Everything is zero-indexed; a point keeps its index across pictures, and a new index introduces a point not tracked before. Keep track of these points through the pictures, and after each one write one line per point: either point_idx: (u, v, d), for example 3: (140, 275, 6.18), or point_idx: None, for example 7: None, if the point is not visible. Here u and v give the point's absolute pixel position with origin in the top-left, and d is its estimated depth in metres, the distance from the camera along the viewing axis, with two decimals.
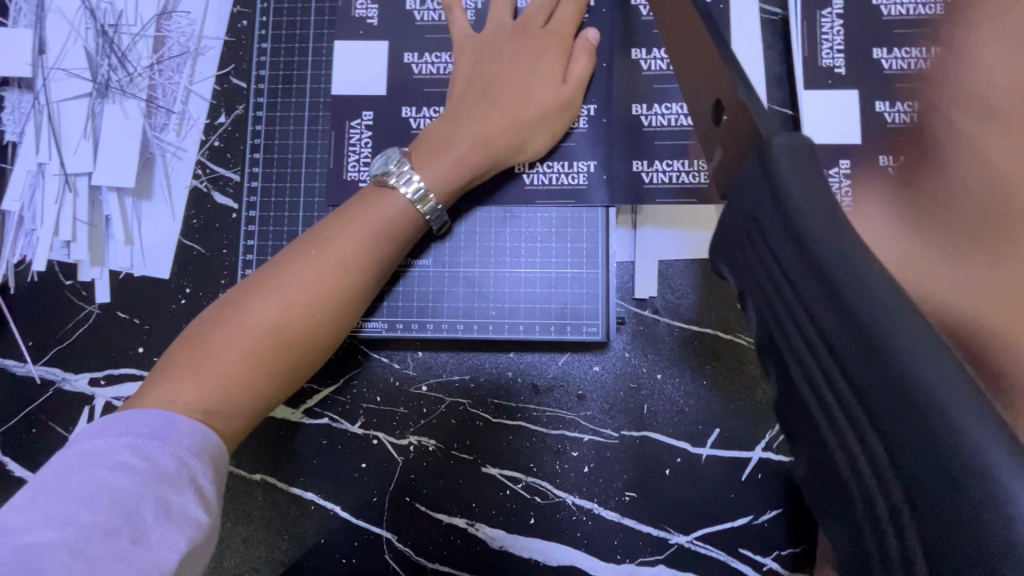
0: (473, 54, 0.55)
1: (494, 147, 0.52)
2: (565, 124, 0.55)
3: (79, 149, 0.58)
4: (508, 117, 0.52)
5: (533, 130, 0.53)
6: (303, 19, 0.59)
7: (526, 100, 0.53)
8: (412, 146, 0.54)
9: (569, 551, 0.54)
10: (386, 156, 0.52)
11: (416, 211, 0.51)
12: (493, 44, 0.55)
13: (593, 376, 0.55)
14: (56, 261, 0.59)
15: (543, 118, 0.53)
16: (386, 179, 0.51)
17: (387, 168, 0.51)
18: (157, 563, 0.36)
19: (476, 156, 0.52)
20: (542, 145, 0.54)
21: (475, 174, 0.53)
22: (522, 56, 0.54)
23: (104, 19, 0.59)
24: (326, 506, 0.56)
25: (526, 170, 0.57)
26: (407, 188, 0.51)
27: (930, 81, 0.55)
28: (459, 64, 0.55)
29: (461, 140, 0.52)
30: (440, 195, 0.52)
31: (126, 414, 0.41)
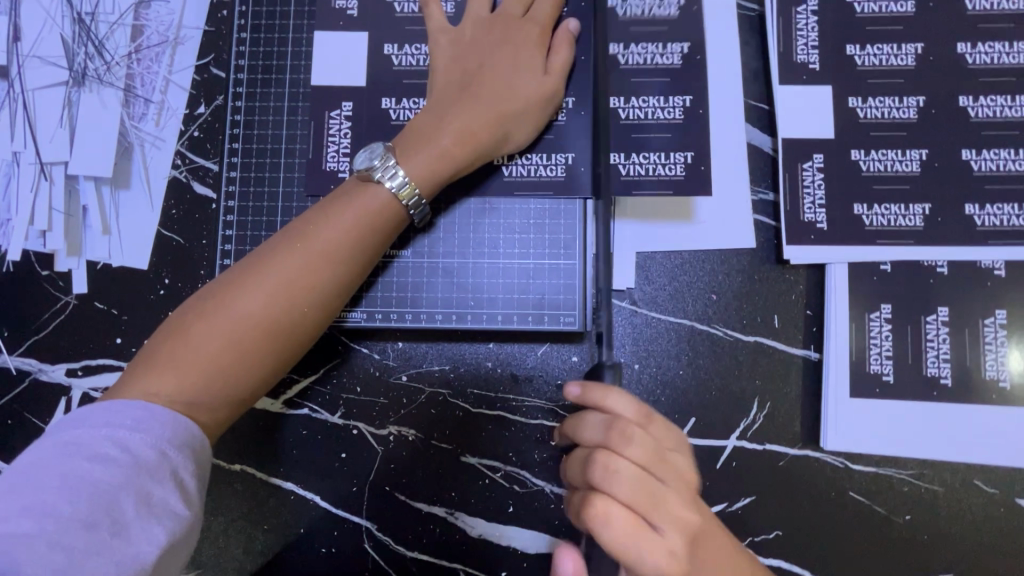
0: (453, 46, 0.55)
1: (475, 140, 0.52)
2: (545, 115, 0.55)
3: (56, 139, 0.57)
4: (488, 109, 0.53)
5: (512, 122, 0.54)
6: (282, 9, 0.59)
7: (506, 92, 0.53)
8: (395, 139, 0.54)
9: (548, 538, 0.55)
10: (369, 150, 0.52)
11: (401, 205, 0.51)
12: (473, 36, 0.55)
13: (570, 366, 0.56)
14: (32, 251, 0.58)
15: (524, 111, 0.54)
16: (370, 174, 0.51)
17: (371, 163, 0.51)
18: (135, 556, 0.37)
19: (459, 150, 0.52)
20: (523, 138, 0.55)
21: (458, 167, 0.53)
22: (502, 48, 0.54)
23: (81, 7, 0.59)
24: (306, 496, 0.56)
25: (505, 162, 0.57)
26: (392, 182, 0.50)
27: (901, 77, 0.56)
28: (439, 56, 0.55)
29: (443, 132, 0.52)
30: (424, 188, 0.52)
31: (106, 405, 0.41)
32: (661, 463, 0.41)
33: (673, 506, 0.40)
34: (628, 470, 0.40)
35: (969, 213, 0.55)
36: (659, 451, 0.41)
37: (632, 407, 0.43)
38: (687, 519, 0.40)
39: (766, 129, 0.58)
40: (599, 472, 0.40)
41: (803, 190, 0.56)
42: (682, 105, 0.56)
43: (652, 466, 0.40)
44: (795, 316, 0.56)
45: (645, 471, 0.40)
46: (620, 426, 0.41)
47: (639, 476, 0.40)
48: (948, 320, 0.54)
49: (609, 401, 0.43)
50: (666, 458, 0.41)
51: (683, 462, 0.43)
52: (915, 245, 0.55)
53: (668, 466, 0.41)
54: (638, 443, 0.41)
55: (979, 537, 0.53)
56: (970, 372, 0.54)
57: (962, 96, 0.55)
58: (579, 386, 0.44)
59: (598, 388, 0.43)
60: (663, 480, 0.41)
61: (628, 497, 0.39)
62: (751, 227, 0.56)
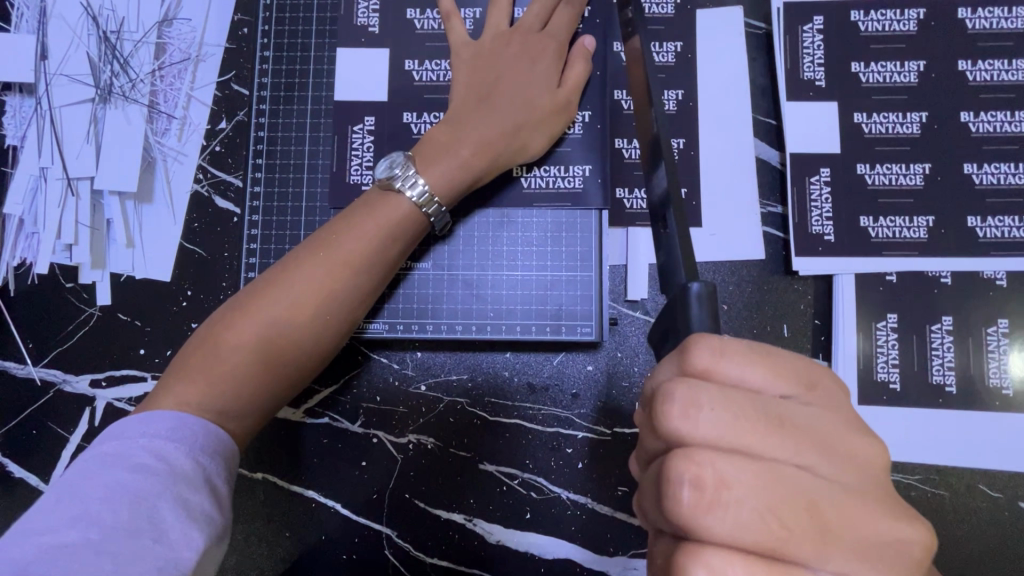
0: (472, 63, 0.57)
1: (494, 150, 0.54)
2: (561, 129, 0.57)
3: (82, 154, 0.59)
4: (506, 122, 0.54)
5: (529, 135, 0.55)
6: (304, 27, 0.60)
7: (524, 106, 0.55)
8: (415, 150, 0.55)
9: (564, 544, 0.56)
10: (390, 160, 0.53)
11: (419, 211, 0.53)
12: (491, 52, 0.56)
13: (586, 375, 0.58)
14: (58, 264, 0.60)
15: (540, 121, 0.55)
16: (391, 183, 0.52)
17: (391, 172, 0.52)
18: (175, 560, 0.37)
19: (478, 160, 0.54)
20: (540, 148, 0.56)
21: (475, 178, 0.54)
22: (520, 62, 0.55)
23: (106, 26, 0.61)
24: (328, 504, 0.57)
25: (524, 175, 0.59)
26: (412, 191, 0.52)
27: (904, 93, 0.58)
28: (458, 72, 0.57)
29: (463, 144, 0.53)
30: (444, 198, 0.54)
31: (141, 416, 0.43)
32: (783, 431, 0.28)
33: (847, 518, 0.27)
34: (745, 490, 0.27)
35: (971, 225, 0.56)
36: (769, 421, 0.28)
37: (754, 367, 0.29)
38: (874, 529, 0.27)
39: (775, 143, 0.59)
40: (690, 497, 0.27)
41: (811, 203, 0.58)
42: (678, 147, 0.59)
43: (763, 453, 0.28)
44: (804, 326, 0.57)
45: (773, 485, 0.27)
46: (730, 412, 0.28)
47: (765, 491, 0.27)
48: (951, 329, 0.56)
49: (727, 372, 0.29)
50: (794, 425, 0.28)
51: (824, 421, 0.29)
52: (920, 256, 0.56)
53: (797, 436, 0.28)
54: (734, 435, 0.28)
55: (985, 540, 0.54)
56: (974, 379, 0.55)
57: (964, 112, 0.57)
58: (680, 348, 0.29)
59: (709, 347, 0.29)
60: (817, 483, 0.27)
61: (750, 536, 0.26)
62: (761, 238, 0.58)
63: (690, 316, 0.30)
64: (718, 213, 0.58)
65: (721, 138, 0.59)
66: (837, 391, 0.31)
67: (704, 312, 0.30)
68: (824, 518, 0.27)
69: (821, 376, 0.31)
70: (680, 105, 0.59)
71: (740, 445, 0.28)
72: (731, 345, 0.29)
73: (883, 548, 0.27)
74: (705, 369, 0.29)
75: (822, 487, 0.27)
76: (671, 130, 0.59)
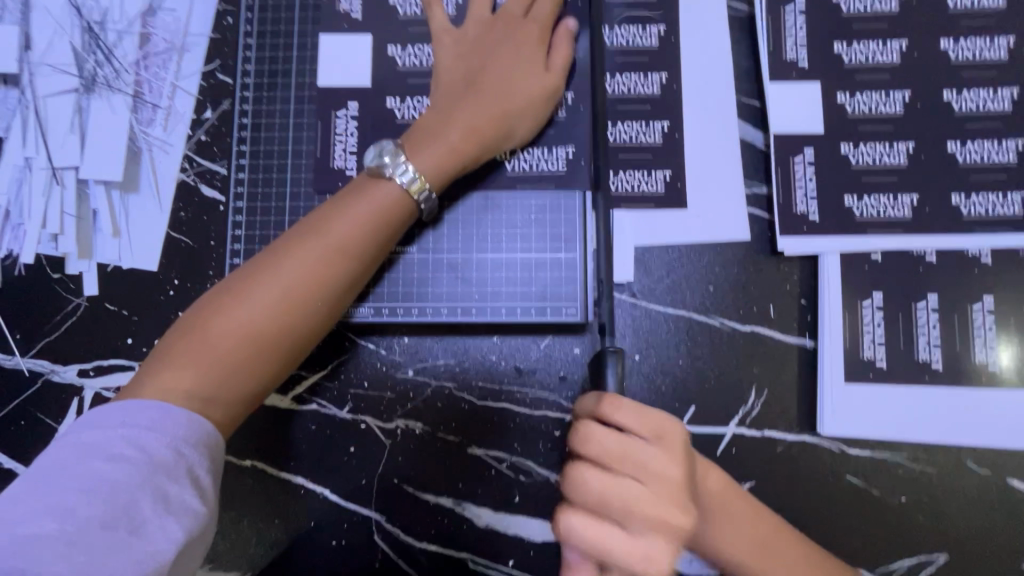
0: (455, 48, 0.57)
1: (482, 136, 0.54)
2: (546, 114, 0.57)
3: (67, 144, 0.59)
4: (496, 107, 0.54)
5: (518, 120, 0.56)
6: (287, 15, 0.61)
7: (509, 91, 0.55)
8: (403, 136, 0.55)
9: (553, 527, 0.56)
10: (378, 147, 0.53)
11: (410, 198, 0.52)
12: (474, 37, 0.57)
13: (573, 358, 0.58)
14: (44, 254, 0.60)
15: (527, 107, 0.55)
16: (381, 170, 0.52)
17: (381, 159, 0.52)
18: (152, 554, 0.38)
19: (466, 146, 0.54)
20: (525, 134, 0.57)
21: (465, 163, 0.54)
22: (505, 47, 0.56)
23: (90, 16, 0.61)
24: (317, 490, 0.57)
25: (508, 158, 0.59)
26: (403, 177, 0.52)
27: (887, 73, 0.58)
28: (442, 57, 0.57)
29: (451, 130, 0.53)
30: (434, 183, 0.53)
31: (123, 404, 0.42)
32: (633, 460, 0.41)
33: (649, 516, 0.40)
34: (594, 489, 0.41)
35: (955, 203, 0.56)
36: (625, 450, 0.41)
37: (637, 418, 0.42)
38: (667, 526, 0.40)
39: (759, 124, 0.59)
40: (562, 483, 0.43)
41: (795, 183, 0.58)
42: (662, 129, 0.59)
43: (617, 471, 0.41)
44: (790, 306, 0.57)
45: (613, 492, 0.40)
46: (604, 442, 0.41)
47: (606, 490, 0.40)
48: (937, 306, 0.56)
49: (614, 415, 0.42)
50: (642, 459, 0.41)
51: (665, 457, 0.41)
52: (904, 234, 0.57)
53: (639, 465, 0.41)
54: (603, 454, 0.41)
55: (973, 517, 0.55)
56: (961, 356, 0.55)
57: (946, 90, 0.57)
58: (596, 395, 0.43)
59: (607, 395, 0.43)
60: (639, 492, 0.40)
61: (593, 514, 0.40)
62: (746, 219, 0.58)
63: None
64: (702, 196, 0.58)
65: (704, 121, 0.59)
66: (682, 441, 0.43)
67: None
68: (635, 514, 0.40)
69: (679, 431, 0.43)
70: (663, 88, 0.59)
71: (602, 461, 0.42)
72: (624, 402, 0.42)
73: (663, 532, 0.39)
74: (600, 410, 0.42)
75: (642, 497, 0.40)
76: (654, 113, 0.59)
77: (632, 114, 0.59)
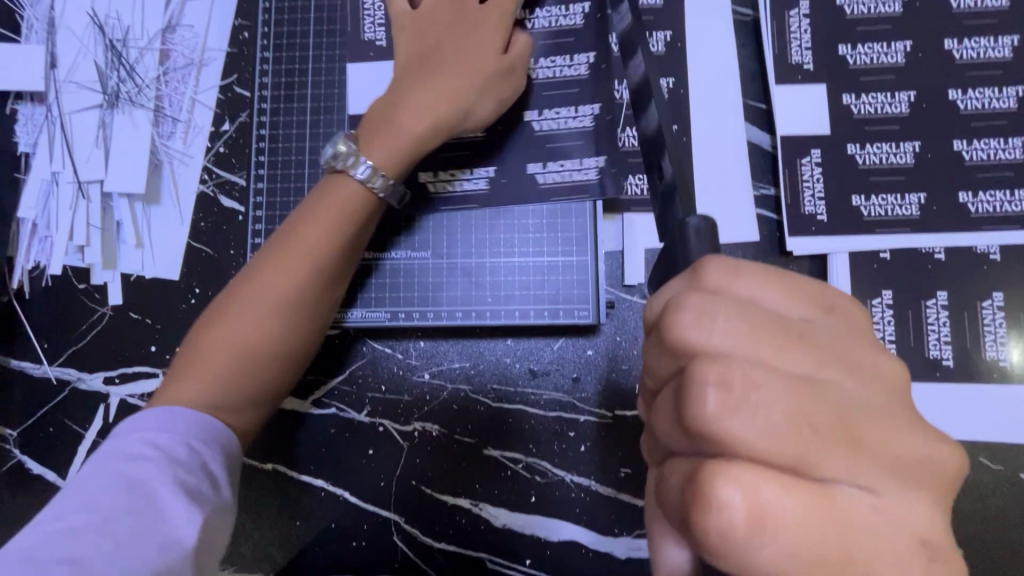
0: (413, 29, 0.55)
1: (438, 116, 0.52)
2: (505, 89, 0.55)
3: (92, 158, 0.61)
4: (449, 88, 0.52)
5: (475, 99, 0.53)
6: (302, 28, 0.62)
7: (463, 64, 0.52)
8: (360, 128, 0.54)
9: (569, 527, 0.57)
10: (333, 143, 0.53)
11: (367, 189, 0.51)
12: (433, 17, 0.54)
13: (586, 359, 0.59)
14: (71, 265, 0.62)
15: (484, 85, 0.53)
16: (334, 165, 0.52)
17: (332, 151, 0.52)
18: (177, 539, 0.39)
19: (425, 129, 0.52)
20: (487, 113, 0.54)
21: (421, 146, 0.53)
22: (454, 21, 0.53)
23: (112, 34, 0.63)
24: (336, 492, 0.58)
25: (516, 172, 0.60)
26: (356, 170, 0.51)
27: (892, 74, 0.59)
28: (401, 41, 0.55)
29: (406, 114, 0.52)
30: (387, 168, 0.52)
31: (135, 416, 0.45)
32: (800, 342, 0.26)
33: (880, 438, 0.25)
34: (778, 394, 0.24)
35: (963, 201, 0.57)
36: (790, 329, 0.26)
37: (777, 287, 0.28)
38: (904, 449, 0.25)
39: (766, 127, 0.60)
40: (715, 402, 0.24)
41: (802, 184, 0.59)
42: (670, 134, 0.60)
43: (786, 362, 0.26)
44: None
45: (798, 388, 0.25)
46: (738, 326, 0.26)
47: (793, 408, 0.24)
48: (947, 303, 0.57)
49: (739, 288, 0.28)
50: (818, 341, 0.27)
51: (847, 339, 0.27)
52: (913, 233, 0.57)
53: (816, 343, 0.27)
54: (746, 344, 0.26)
55: (986, 511, 0.55)
56: (972, 353, 0.56)
57: (952, 90, 0.58)
58: (692, 267, 0.28)
59: (720, 264, 0.28)
60: (846, 399, 0.25)
61: (774, 447, 0.24)
62: (755, 220, 0.59)
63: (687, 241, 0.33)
64: (712, 197, 0.59)
65: (712, 124, 0.60)
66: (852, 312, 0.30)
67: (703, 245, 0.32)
68: (858, 435, 0.25)
69: (842, 300, 0.29)
70: (670, 93, 0.60)
71: (760, 360, 0.26)
72: (744, 264, 0.28)
73: (910, 466, 0.25)
74: (720, 283, 0.28)
75: (849, 399, 0.25)
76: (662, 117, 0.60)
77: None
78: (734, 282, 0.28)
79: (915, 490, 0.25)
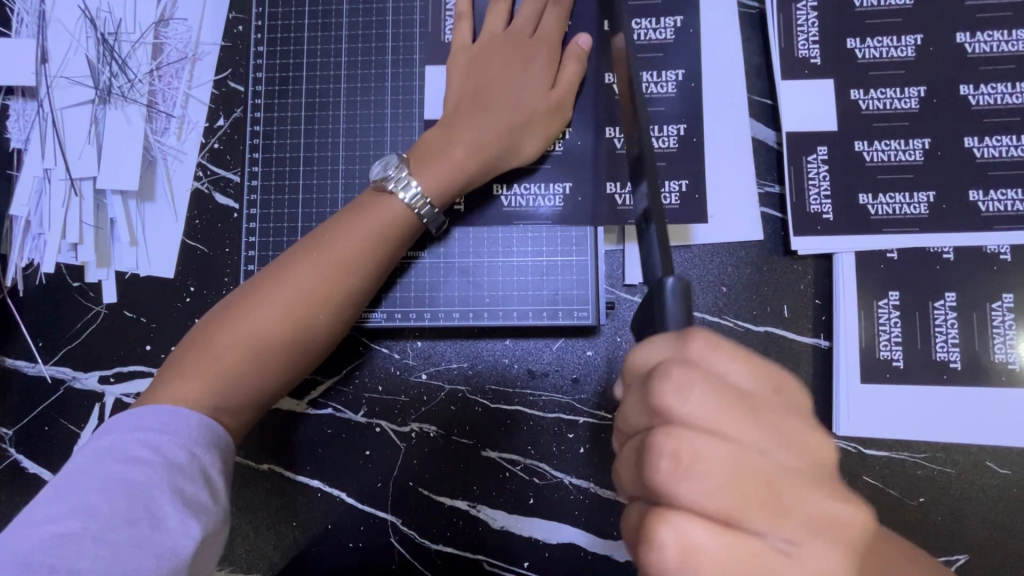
0: (467, 62, 0.57)
1: (488, 152, 0.54)
2: (557, 130, 0.57)
3: (84, 155, 0.60)
4: (501, 124, 0.54)
5: (525, 135, 0.55)
6: (297, 22, 0.61)
7: (519, 100, 0.55)
8: (410, 152, 0.55)
9: (568, 529, 0.56)
10: (384, 162, 0.54)
11: (413, 213, 0.53)
12: (489, 54, 0.56)
13: (586, 360, 0.58)
14: (64, 263, 0.61)
15: (533, 122, 0.55)
16: (384, 184, 0.53)
17: (385, 172, 0.53)
18: (173, 549, 0.39)
19: (471, 162, 0.54)
20: (535, 149, 0.56)
21: (472, 178, 0.54)
22: (513, 61, 0.56)
23: (104, 28, 0.62)
24: (333, 493, 0.58)
25: (503, 191, 0.59)
26: (404, 193, 0.52)
27: (901, 68, 0.57)
28: (454, 71, 0.57)
29: (456, 147, 0.54)
30: (437, 199, 0.53)
31: (137, 411, 0.43)
32: (750, 415, 0.28)
33: (807, 506, 0.27)
34: (720, 466, 0.27)
35: (973, 199, 0.56)
36: (744, 405, 0.29)
37: (742, 363, 0.30)
38: (824, 514, 0.27)
39: (771, 123, 0.59)
40: (666, 466, 0.28)
41: (808, 182, 0.57)
42: (677, 134, 0.58)
43: (736, 434, 0.28)
44: (804, 306, 0.57)
45: (739, 459, 0.27)
46: (700, 399, 0.28)
47: (732, 475, 0.27)
48: (955, 304, 0.55)
49: (710, 359, 0.30)
50: (767, 415, 0.29)
51: (794, 416, 0.30)
52: (921, 232, 0.56)
53: (767, 422, 0.29)
54: (709, 414, 0.28)
55: (992, 516, 0.54)
56: (981, 356, 0.55)
57: (963, 85, 0.56)
58: (676, 335, 0.31)
59: (701, 338, 0.30)
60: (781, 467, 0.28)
61: (713, 506, 0.27)
62: (759, 219, 0.58)
63: (666, 308, 0.32)
64: (714, 196, 0.58)
65: (718, 120, 0.58)
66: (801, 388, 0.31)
67: (678, 306, 0.32)
68: (784, 502, 0.27)
69: (793, 383, 0.31)
70: (679, 86, 0.58)
71: (714, 428, 0.28)
72: (722, 341, 0.30)
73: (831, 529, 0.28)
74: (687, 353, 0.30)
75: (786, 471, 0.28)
76: (670, 116, 0.58)
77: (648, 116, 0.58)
78: (701, 356, 0.30)
79: (829, 547, 0.27)
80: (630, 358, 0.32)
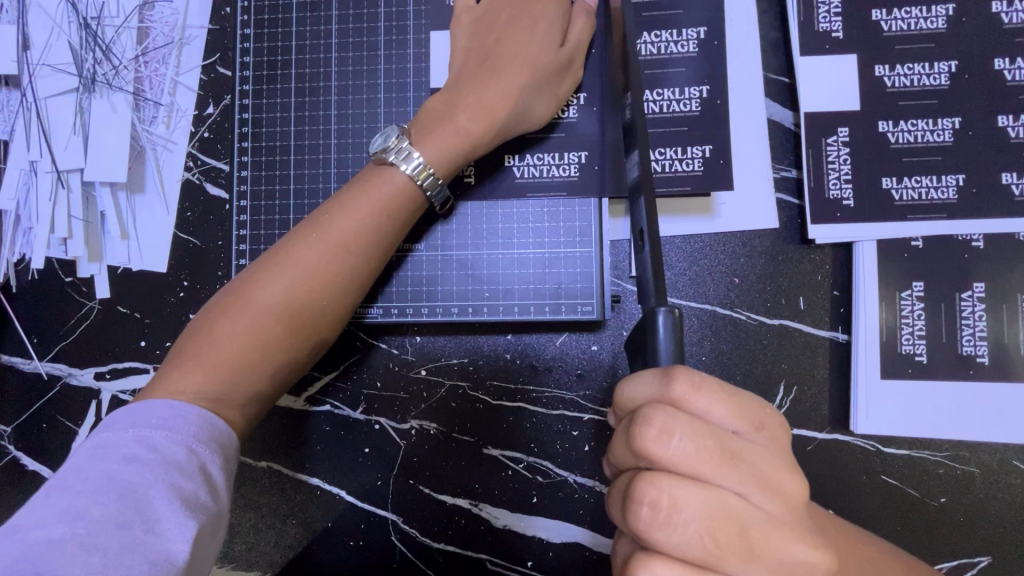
0: (472, 26, 0.54)
1: (496, 116, 0.51)
2: (567, 91, 0.53)
3: (70, 146, 0.58)
4: (509, 86, 0.51)
5: (534, 98, 0.52)
6: (285, 3, 0.58)
7: (526, 60, 0.51)
8: (413, 123, 0.53)
9: (573, 528, 0.55)
10: (384, 134, 0.51)
11: (416, 186, 0.50)
12: (495, 15, 0.53)
13: (591, 355, 0.55)
14: (55, 258, 0.59)
15: (543, 81, 0.52)
16: (385, 156, 0.50)
17: (385, 144, 0.50)
18: (167, 556, 0.35)
19: (478, 127, 0.51)
20: (545, 111, 0.53)
21: (479, 148, 0.51)
22: (521, 20, 0.52)
23: (86, 12, 0.59)
24: (333, 491, 0.57)
25: (515, 163, 0.56)
26: (408, 165, 0.50)
27: (931, 41, 0.53)
28: (458, 34, 0.54)
29: (461, 113, 0.51)
30: (442, 168, 0.50)
31: (135, 407, 0.42)
32: (730, 462, 0.29)
33: (777, 548, 0.28)
34: (697, 514, 0.28)
35: (1006, 182, 0.52)
36: (724, 451, 0.29)
37: (726, 406, 0.30)
38: (795, 556, 0.29)
39: (788, 103, 0.55)
40: (646, 514, 0.29)
41: (828, 166, 0.54)
42: (700, 96, 0.54)
43: (714, 479, 0.29)
44: (822, 297, 0.54)
45: (715, 507, 0.28)
46: (683, 445, 0.29)
47: (709, 522, 0.28)
48: (984, 296, 0.52)
49: (697, 403, 0.30)
50: (744, 460, 0.29)
51: (773, 460, 0.30)
52: (948, 219, 0.52)
53: (745, 468, 0.29)
54: (691, 462, 0.29)
55: (1018, 518, 0.51)
56: (1010, 350, 0.52)
57: (997, 58, 0.52)
58: (661, 373, 0.30)
59: (685, 379, 0.30)
60: (757, 514, 0.29)
61: (689, 550, 0.28)
62: (774, 207, 0.55)
63: (657, 337, 0.33)
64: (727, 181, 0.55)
65: (732, 100, 0.55)
66: (781, 429, 0.32)
67: (669, 339, 0.33)
68: (756, 547, 0.28)
69: (771, 418, 0.32)
70: (700, 46, 0.54)
71: (694, 474, 0.29)
72: (707, 382, 0.30)
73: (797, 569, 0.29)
74: (673, 396, 0.30)
75: (761, 517, 0.29)
76: (684, 89, 0.54)
77: (666, 79, 0.55)
78: (689, 400, 0.30)
79: None
80: (618, 393, 0.33)
